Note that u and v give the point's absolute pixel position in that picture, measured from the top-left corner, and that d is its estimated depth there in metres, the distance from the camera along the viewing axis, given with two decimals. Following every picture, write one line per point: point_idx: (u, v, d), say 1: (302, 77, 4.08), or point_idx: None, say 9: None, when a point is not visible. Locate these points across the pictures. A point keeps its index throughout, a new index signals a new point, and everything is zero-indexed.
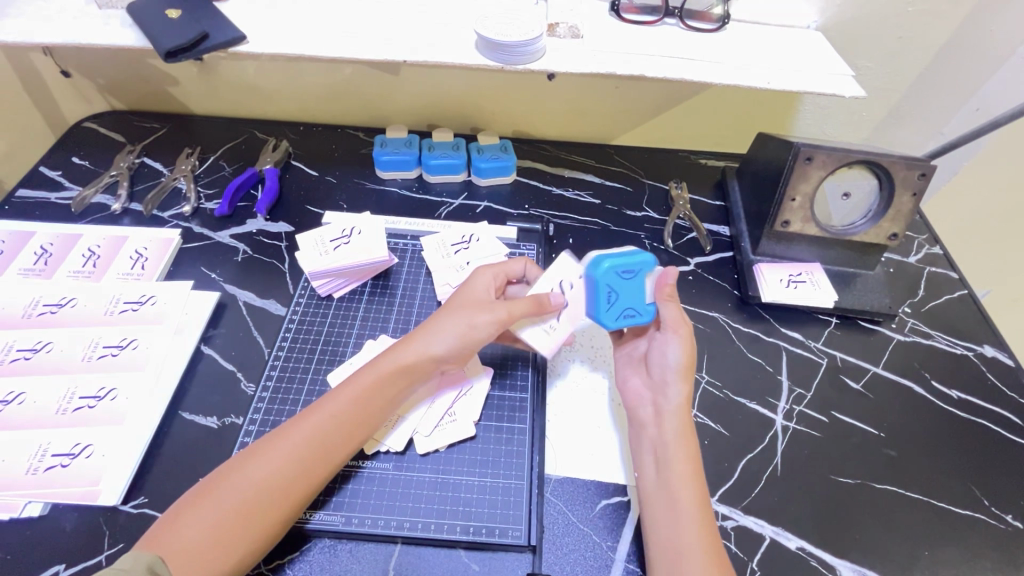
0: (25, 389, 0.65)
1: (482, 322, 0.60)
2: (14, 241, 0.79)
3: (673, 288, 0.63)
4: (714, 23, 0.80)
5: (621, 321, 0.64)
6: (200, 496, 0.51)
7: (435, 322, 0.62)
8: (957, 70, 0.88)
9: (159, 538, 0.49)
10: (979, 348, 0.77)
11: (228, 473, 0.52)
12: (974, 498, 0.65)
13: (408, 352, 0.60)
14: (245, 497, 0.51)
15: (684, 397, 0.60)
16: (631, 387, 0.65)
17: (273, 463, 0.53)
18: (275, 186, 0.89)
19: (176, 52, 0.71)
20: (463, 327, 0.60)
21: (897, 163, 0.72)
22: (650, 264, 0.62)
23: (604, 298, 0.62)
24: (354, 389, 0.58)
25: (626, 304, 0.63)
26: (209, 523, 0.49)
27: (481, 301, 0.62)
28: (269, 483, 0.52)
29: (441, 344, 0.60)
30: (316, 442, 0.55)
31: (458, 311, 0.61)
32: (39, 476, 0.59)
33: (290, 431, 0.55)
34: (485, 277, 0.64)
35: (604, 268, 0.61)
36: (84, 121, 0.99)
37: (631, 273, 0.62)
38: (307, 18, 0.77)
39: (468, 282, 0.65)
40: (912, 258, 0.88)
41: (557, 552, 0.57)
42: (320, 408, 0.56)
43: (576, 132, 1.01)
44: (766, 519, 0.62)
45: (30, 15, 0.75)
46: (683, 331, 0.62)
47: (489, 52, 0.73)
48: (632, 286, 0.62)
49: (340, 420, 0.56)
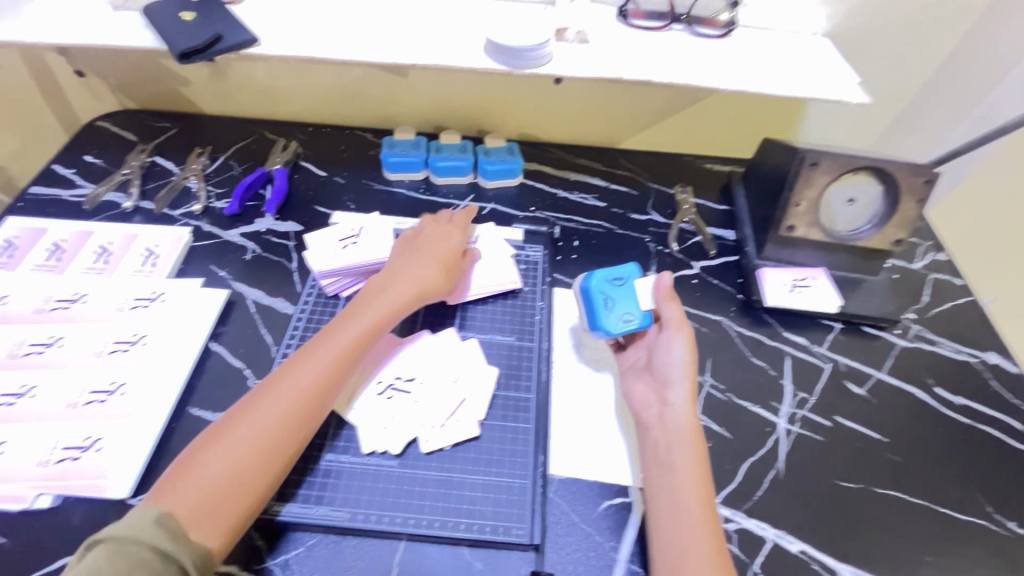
0: (38, 383, 0.66)
1: (438, 271, 0.72)
2: (27, 237, 0.81)
3: (671, 291, 0.68)
4: (721, 29, 0.81)
5: (623, 326, 0.67)
6: (231, 424, 0.54)
7: (384, 286, 0.68)
8: (965, 78, 0.88)
9: (169, 488, 0.50)
10: (983, 355, 0.78)
11: (248, 407, 0.56)
12: (977, 504, 0.65)
13: (366, 319, 0.64)
14: (271, 424, 0.55)
15: (688, 398, 0.61)
16: (635, 392, 0.65)
17: (300, 380, 0.58)
18: (284, 186, 0.90)
19: (190, 53, 0.72)
20: (431, 274, 0.71)
21: (902, 169, 0.72)
22: (637, 271, 0.70)
23: (601, 305, 0.68)
24: (353, 328, 0.63)
25: (623, 310, 0.68)
26: (230, 457, 0.52)
27: (439, 254, 0.74)
28: (289, 410, 0.56)
29: (416, 286, 0.69)
30: (308, 390, 0.58)
31: (421, 263, 0.72)
32: (51, 468, 0.60)
33: (284, 379, 0.58)
34: (437, 237, 0.76)
35: (596, 277, 0.70)
36: (97, 120, 1.00)
37: (621, 281, 0.70)
38: (319, 21, 0.78)
39: (426, 241, 0.75)
40: (917, 264, 0.88)
41: (560, 552, 0.58)
42: (308, 362, 0.59)
43: (582, 135, 1.02)
44: (768, 522, 0.62)
45: (47, 16, 0.76)
46: (686, 329, 0.65)
47: (497, 56, 0.74)
48: (625, 292, 0.69)
49: (345, 354, 0.61)
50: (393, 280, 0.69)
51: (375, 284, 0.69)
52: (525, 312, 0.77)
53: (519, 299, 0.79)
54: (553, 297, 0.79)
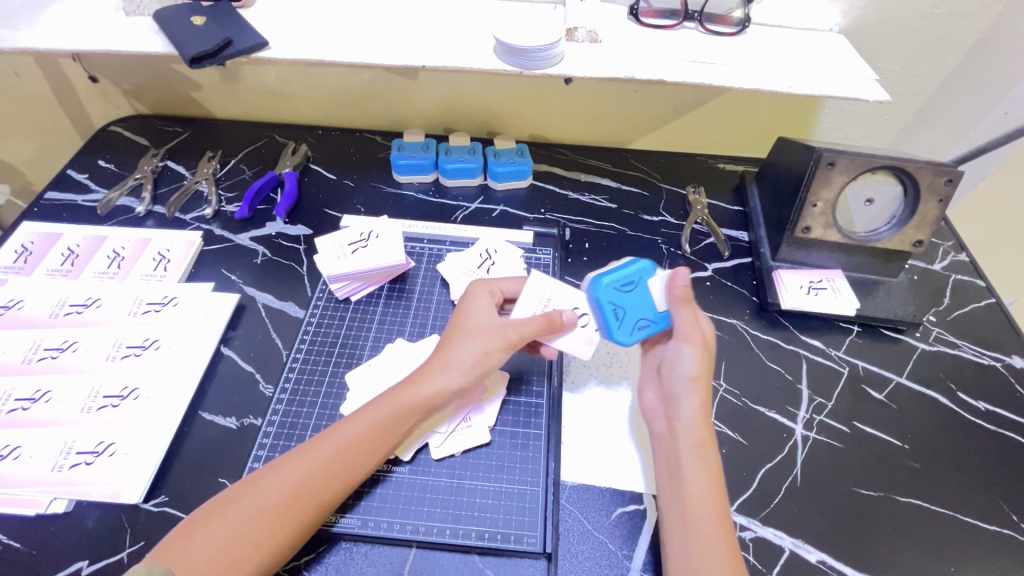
0: (51, 388, 0.66)
1: (493, 349, 0.60)
2: (42, 243, 0.81)
3: (686, 291, 0.62)
4: (734, 27, 0.80)
5: (638, 333, 0.63)
6: (231, 498, 0.53)
7: (447, 353, 0.61)
8: (988, 74, 0.86)
9: (168, 553, 0.49)
10: (1008, 359, 0.75)
11: (247, 487, 0.53)
12: (1002, 513, 0.63)
13: (416, 393, 0.59)
14: (262, 510, 0.51)
15: (699, 405, 0.59)
16: (647, 399, 0.65)
17: (301, 470, 0.54)
18: (294, 189, 0.90)
19: (201, 57, 0.72)
20: (478, 357, 0.60)
21: (922, 168, 0.70)
22: (647, 271, 0.64)
23: (613, 316, 0.63)
24: (367, 420, 0.57)
25: (637, 316, 0.63)
26: (217, 541, 0.50)
27: (488, 325, 0.62)
28: (285, 496, 0.52)
29: (454, 376, 0.59)
30: (325, 468, 0.54)
31: (469, 339, 0.61)
32: (65, 473, 0.61)
33: (301, 454, 0.55)
34: (483, 298, 0.64)
35: (600, 285, 0.63)
36: (110, 125, 1.01)
37: (630, 284, 0.63)
38: (329, 24, 0.78)
39: (469, 304, 0.64)
40: (937, 265, 0.86)
41: (572, 560, 0.57)
42: (335, 435, 0.56)
43: (593, 136, 1.01)
44: (785, 530, 0.61)
45: (60, 23, 0.76)
46: (695, 340, 0.60)
47: (507, 57, 0.73)
48: (637, 296, 0.63)
49: (355, 445, 0.56)
50: (455, 347, 0.61)
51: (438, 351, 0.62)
52: None
53: None
54: None
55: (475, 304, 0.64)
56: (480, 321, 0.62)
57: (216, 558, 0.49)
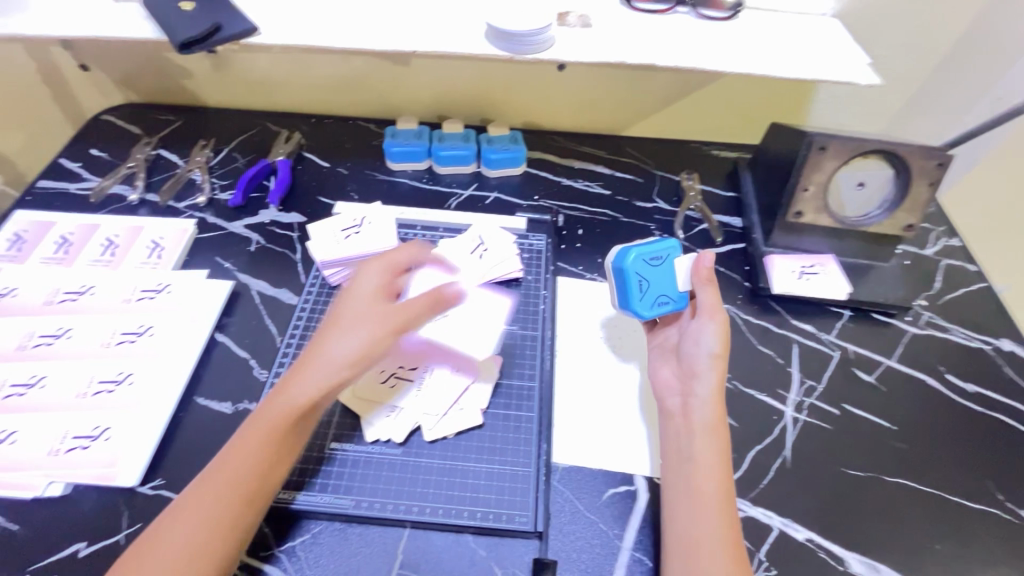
0: (47, 374, 0.67)
1: (372, 334, 0.56)
2: (36, 230, 0.81)
3: (710, 273, 0.65)
4: (726, 11, 0.78)
5: (656, 309, 0.66)
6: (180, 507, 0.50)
7: (327, 339, 0.57)
8: (980, 58, 0.86)
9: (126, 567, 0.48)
10: (996, 342, 0.76)
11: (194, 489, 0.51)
12: (988, 492, 0.64)
13: (313, 377, 0.55)
14: (209, 512, 0.50)
15: (716, 386, 0.59)
16: (661, 375, 0.65)
17: (271, 441, 0.54)
18: (288, 176, 0.90)
19: (190, 44, 0.72)
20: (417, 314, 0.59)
21: (914, 152, 0.71)
22: (676, 249, 0.67)
23: (638, 287, 0.65)
24: (278, 410, 0.55)
25: (659, 292, 0.66)
26: (202, 516, 0.50)
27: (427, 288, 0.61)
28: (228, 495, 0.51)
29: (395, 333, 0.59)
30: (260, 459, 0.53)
31: (349, 327, 0.57)
32: (60, 458, 0.61)
33: (235, 452, 0.53)
34: (365, 281, 0.60)
35: (632, 257, 0.66)
36: (102, 113, 1.01)
37: (660, 260, 0.66)
38: (320, 9, 0.77)
39: (355, 288, 0.60)
40: (929, 249, 0.86)
41: (564, 539, 0.58)
42: (255, 428, 0.54)
43: (587, 123, 1.00)
44: (774, 509, 0.62)
45: (50, 9, 0.76)
46: (719, 317, 0.62)
47: (499, 41, 0.73)
48: (663, 272, 0.66)
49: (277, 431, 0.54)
50: (341, 334, 0.57)
51: (320, 339, 0.57)
52: (529, 301, 0.77)
53: (522, 287, 0.79)
54: (557, 286, 0.79)
55: (358, 288, 0.60)
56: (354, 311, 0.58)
57: (201, 532, 0.49)
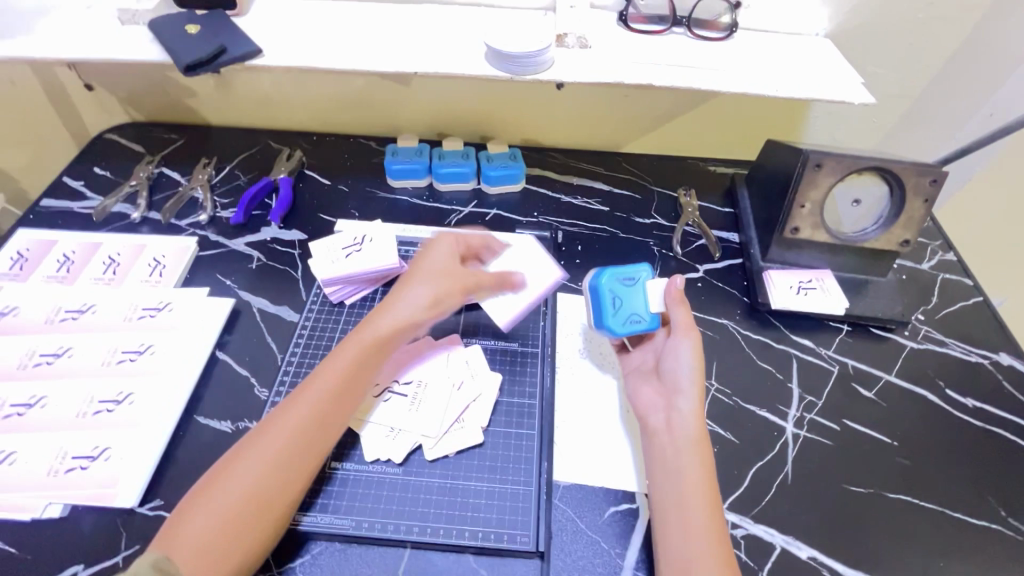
0: (47, 393, 0.67)
1: (445, 291, 0.67)
2: (38, 249, 0.82)
3: (682, 294, 0.67)
4: (722, 32, 0.81)
5: (628, 327, 0.67)
6: (222, 472, 0.54)
7: (404, 291, 0.67)
8: (971, 76, 0.87)
9: (168, 538, 0.50)
10: (994, 356, 0.76)
11: (240, 454, 0.55)
12: (990, 508, 0.64)
13: (383, 326, 0.64)
14: (256, 472, 0.53)
15: (696, 403, 0.60)
16: (642, 395, 0.65)
17: (330, 383, 0.59)
18: (289, 194, 0.91)
19: (194, 66, 0.73)
20: (432, 292, 0.67)
21: (907, 170, 0.72)
22: (648, 272, 0.70)
23: (609, 304, 0.68)
24: (337, 368, 0.60)
25: (630, 310, 0.68)
26: (253, 478, 0.53)
27: (442, 268, 0.69)
28: (273, 460, 0.54)
29: (411, 311, 0.65)
30: (307, 421, 0.57)
31: (421, 283, 0.67)
32: (60, 478, 0.61)
33: (285, 411, 0.57)
34: (441, 249, 0.71)
35: (605, 276, 0.69)
36: (106, 132, 1.02)
37: (632, 281, 0.69)
38: (323, 32, 0.79)
39: (429, 254, 0.71)
40: (926, 264, 0.87)
41: (565, 559, 0.58)
42: (307, 391, 0.59)
43: (585, 140, 1.02)
44: (775, 526, 0.61)
45: (56, 32, 0.77)
46: (694, 334, 0.64)
47: (498, 62, 0.74)
48: (634, 292, 0.69)
49: (330, 396, 0.59)
50: (408, 291, 0.67)
51: (393, 294, 0.67)
52: (529, 317, 0.77)
53: None
54: (557, 302, 0.79)
55: (429, 257, 0.70)
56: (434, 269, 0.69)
57: (224, 518, 0.51)
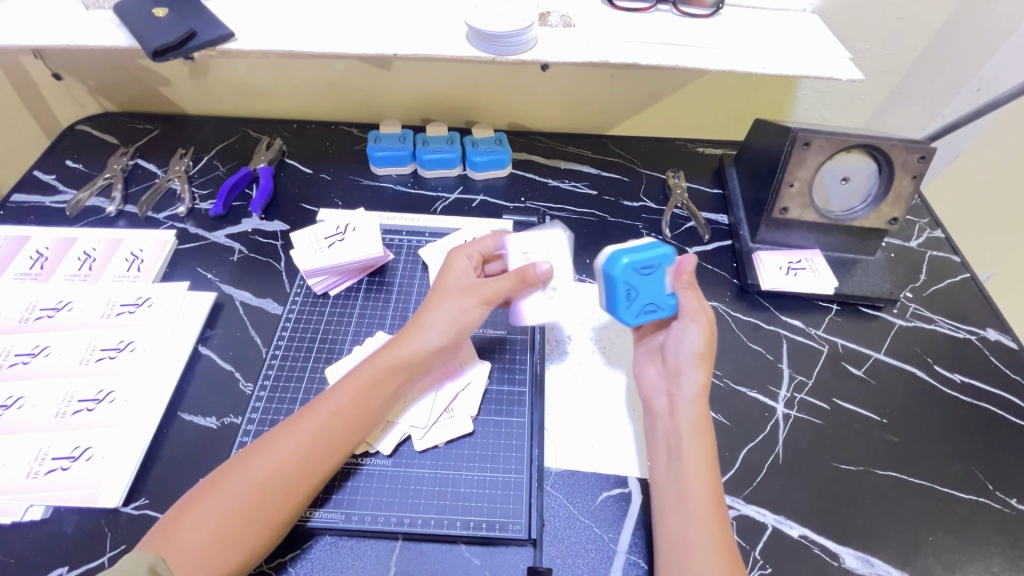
0: (24, 393, 0.65)
1: (469, 305, 0.62)
2: (9, 246, 0.79)
3: (691, 276, 0.63)
4: (709, 9, 0.79)
5: (644, 316, 0.63)
6: (224, 474, 0.53)
7: (427, 312, 0.62)
8: (960, 52, 0.86)
9: (165, 538, 0.49)
10: (982, 332, 0.77)
11: (247, 457, 0.54)
12: (978, 482, 0.64)
13: (404, 349, 0.60)
14: (260, 480, 0.52)
15: (700, 386, 0.59)
16: (647, 376, 0.65)
17: (348, 397, 0.57)
18: (269, 184, 0.89)
19: (164, 50, 0.70)
20: (456, 316, 0.61)
21: (896, 146, 0.71)
22: (669, 257, 0.62)
23: (626, 295, 0.62)
24: (355, 384, 0.58)
25: (647, 299, 0.62)
26: (257, 484, 0.52)
27: (466, 286, 0.63)
28: (281, 470, 0.53)
29: (433, 335, 0.61)
30: (322, 436, 0.55)
31: (444, 299, 0.62)
32: (39, 480, 0.59)
33: (297, 422, 0.56)
34: (461, 261, 0.65)
35: (620, 263, 0.61)
36: (77, 124, 0.98)
37: (651, 269, 0.62)
38: (298, 15, 0.76)
39: (449, 267, 0.65)
40: (914, 242, 0.87)
41: (559, 545, 0.57)
42: (325, 404, 0.57)
43: (571, 122, 1.00)
44: (769, 507, 0.61)
45: (20, 18, 0.74)
46: (703, 320, 0.61)
47: (480, 43, 0.72)
48: (652, 281, 0.62)
49: (345, 413, 0.56)
50: (427, 313, 0.62)
51: (413, 318, 0.63)
52: None
53: None
54: None
55: (453, 266, 0.65)
56: (457, 283, 0.63)
57: (225, 522, 0.50)
